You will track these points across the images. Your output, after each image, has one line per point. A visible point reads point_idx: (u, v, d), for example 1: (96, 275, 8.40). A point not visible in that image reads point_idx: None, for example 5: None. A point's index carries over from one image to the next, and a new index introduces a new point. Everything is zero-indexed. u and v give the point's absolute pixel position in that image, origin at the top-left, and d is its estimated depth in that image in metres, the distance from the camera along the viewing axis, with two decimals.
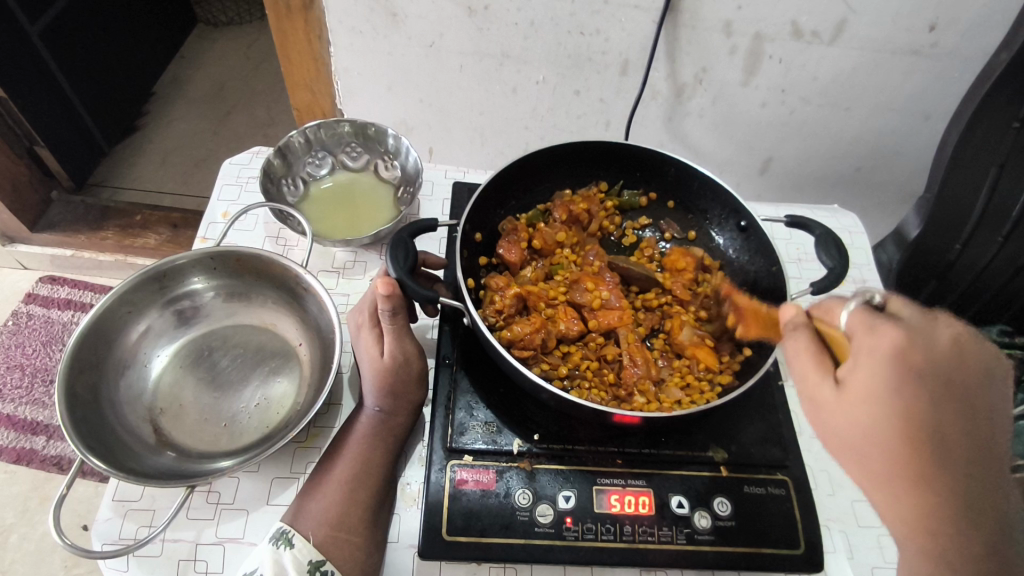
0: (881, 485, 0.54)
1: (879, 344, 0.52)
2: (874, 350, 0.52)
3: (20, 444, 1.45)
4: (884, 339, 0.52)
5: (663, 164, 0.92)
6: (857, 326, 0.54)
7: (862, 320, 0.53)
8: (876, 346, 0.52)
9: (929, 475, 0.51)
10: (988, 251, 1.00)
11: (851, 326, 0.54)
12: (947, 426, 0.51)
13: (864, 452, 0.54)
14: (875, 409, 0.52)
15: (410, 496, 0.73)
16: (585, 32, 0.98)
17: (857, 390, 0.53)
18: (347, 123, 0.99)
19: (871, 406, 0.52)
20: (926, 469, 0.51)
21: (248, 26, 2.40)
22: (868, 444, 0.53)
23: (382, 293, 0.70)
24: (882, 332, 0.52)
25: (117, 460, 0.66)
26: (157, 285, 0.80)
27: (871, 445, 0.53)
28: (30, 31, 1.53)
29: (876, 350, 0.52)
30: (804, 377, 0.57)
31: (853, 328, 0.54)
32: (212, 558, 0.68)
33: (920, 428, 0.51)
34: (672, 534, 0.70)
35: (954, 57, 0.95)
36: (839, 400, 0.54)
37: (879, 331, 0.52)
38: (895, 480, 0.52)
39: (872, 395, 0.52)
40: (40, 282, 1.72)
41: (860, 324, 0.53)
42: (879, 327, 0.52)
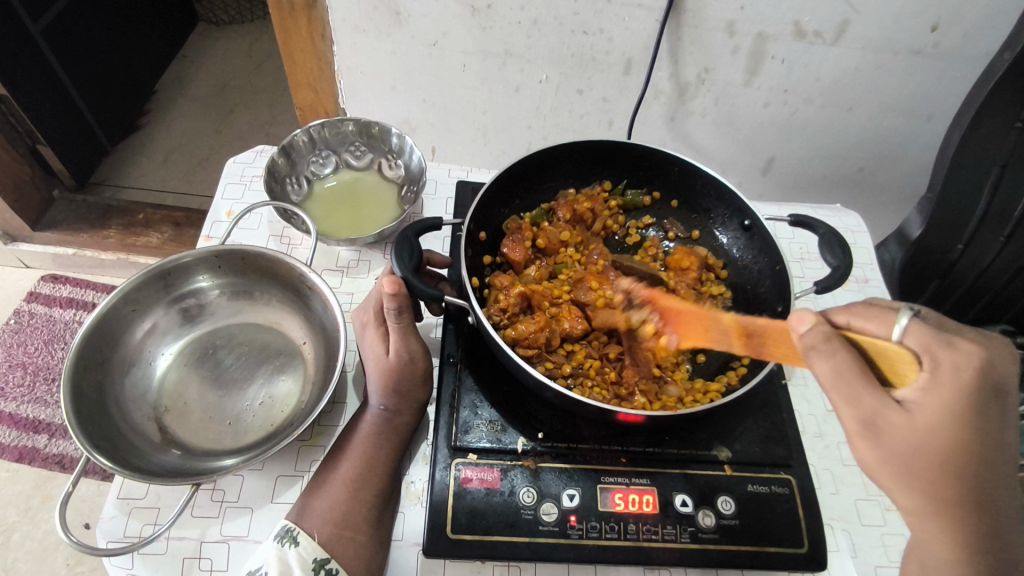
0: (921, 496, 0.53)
1: (961, 363, 0.50)
2: (956, 369, 0.50)
3: (23, 442, 1.46)
4: (962, 358, 0.51)
5: (666, 163, 0.92)
6: (922, 342, 0.52)
7: (924, 335, 0.52)
8: (960, 366, 0.50)
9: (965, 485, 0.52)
10: (989, 251, 1.00)
11: (913, 343, 0.52)
12: (995, 441, 0.52)
13: (918, 470, 0.52)
14: (948, 430, 0.50)
15: (414, 495, 0.73)
16: (588, 31, 0.98)
17: (930, 411, 0.51)
18: (351, 121, 0.99)
19: (946, 428, 0.50)
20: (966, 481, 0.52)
21: (249, 25, 2.40)
22: (931, 462, 0.52)
23: (387, 291, 0.70)
24: (961, 350, 0.51)
25: (122, 458, 0.66)
26: (162, 284, 0.81)
27: (932, 462, 0.51)
28: (32, 30, 1.53)
29: (959, 368, 0.50)
30: (851, 398, 0.52)
31: (920, 345, 0.52)
32: (217, 556, 0.68)
33: (976, 444, 0.51)
34: (676, 533, 0.70)
35: (957, 57, 0.95)
36: (910, 421, 0.51)
37: (956, 348, 0.51)
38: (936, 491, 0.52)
39: (947, 416, 0.50)
40: (42, 280, 1.73)
41: (927, 340, 0.52)
42: (954, 345, 0.51)
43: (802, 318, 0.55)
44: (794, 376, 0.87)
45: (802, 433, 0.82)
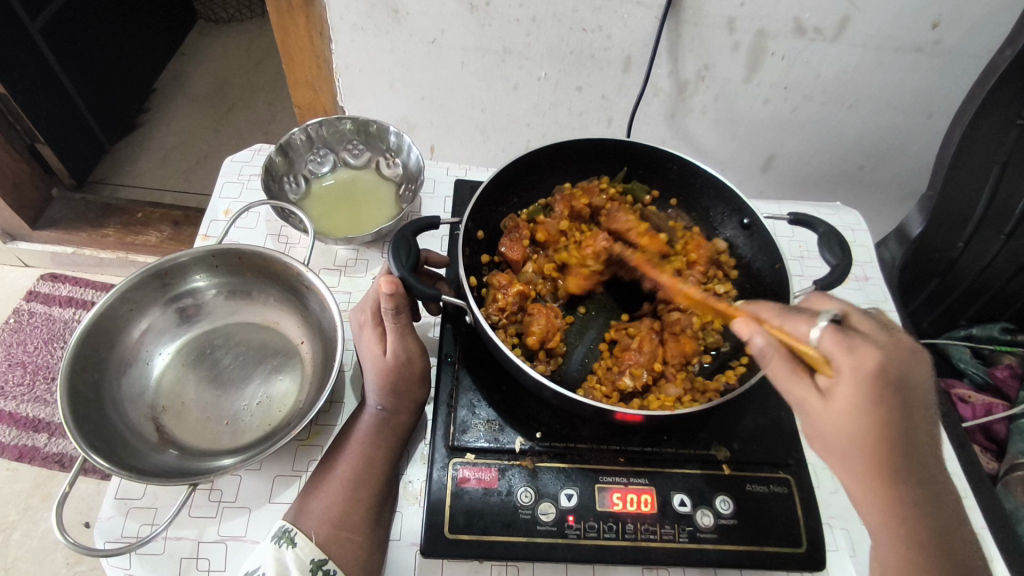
0: (856, 478, 0.57)
1: (862, 364, 0.53)
2: (856, 372, 0.53)
3: (22, 441, 1.46)
4: (864, 359, 0.53)
5: (665, 160, 0.91)
6: (834, 346, 0.54)
7: (836, 340, 0.54)
8: (860, 367, 0.53)
9: (893, 469, 0.55)
10: (990, 249, 1.00)
11: (826, 347, 0.55)
12: (909, 429, 0.54)
13: (843, 453, 0.56)
14: (859, 421, 0.54)
15: (412, 494, 0.73)
16: (587, 29, 0.98)
17: (842, 405, 0.54)
18: (348, 120, 0.99)
19: (858, 416, 0.54)
20: (894, 465, 0.55)
21: (248, 22, 2.39)
22: (850, 449, 0.55)
23: (385, 291, 0.69)
24: (862, 353, 0.53)
25: (119, 458, 0.66)
26: (159, 282, 0.80)
27: (852, 450, 0.55)
28: (30, 28, 1.53)
29: (859, 369, 0.53)
30: (788, 390, 0.58)
31: (830, 350, 0.54)
32: (215, 556, 0.68)
33: (893, 435, 0.54)
34: (674, 532, 0.70)
35: (958, 54, 0.94)
36: (824, 411, 0.55)
37: (858, 351, 0.53)
38: (867, 474, 0.56)
39: (854, 409, 0.54)
40: (41, 279, 1.72)
41: (836, 344, 0.54)
42: (857, 347, 0.53)
43: (745, 325, 0.59)
44: None
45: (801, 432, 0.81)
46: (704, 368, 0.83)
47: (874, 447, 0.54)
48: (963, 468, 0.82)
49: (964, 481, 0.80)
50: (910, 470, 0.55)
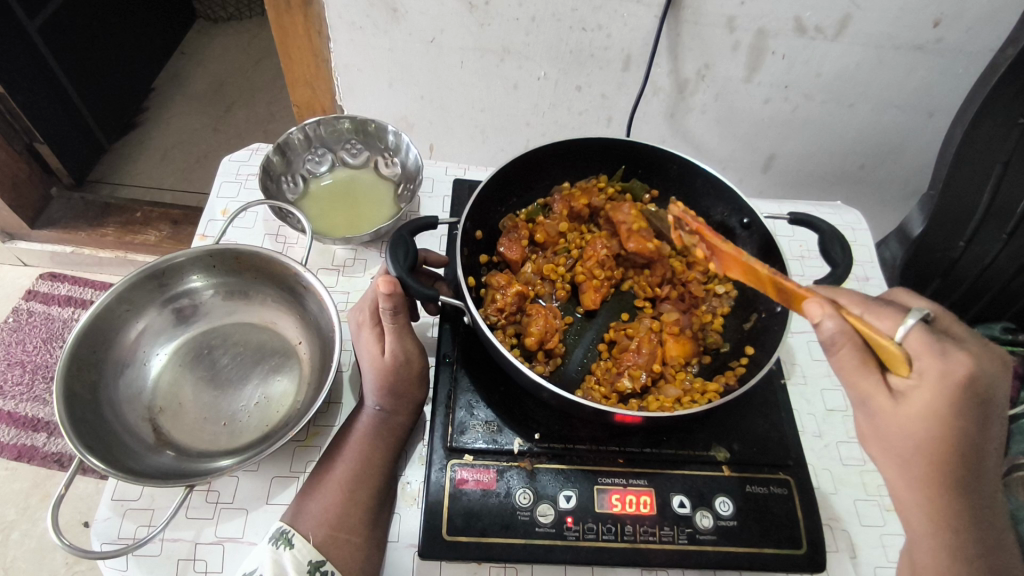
0: (906, 474, 0.59)
1: (951, 370, 0.54)
2: (943, 377, 0.54)
3: (21, 441, 1.45)
4: (954, 365, 0.54)
5: (663, 160, 0.91)
6: (919, 347, 0.55)
7: (923, 341, 0.55)
8: (949, 373, 0.54)
9: (949, 471, 0.57)
10: (992, 248, 1.00)
11: (912, 346, 0.55)
12: (977, 439, 0.56)
13: (902, 451, 0.58)
14: (929, 425, 0.55)
15: (409, 496, 0.72)
16: (587, 28, 0.97)
17: (917, 406, 0.55)
18: (346, 119, 0.99)
19: (932, 421, 0.55)
20: (951, 468, 0.57)
21: (247, 21, 2.39)
22: (912, 448, 0.57)
23: (382, 291, 0.69)
24: (953, 360, 0.54)
25: (115, 460, 0.66)
26: (155, 283, 0.80)
27: (914, 450, 0.57)
28: (28, 27, 1.52)
29: (947, 376, 0.54)
30: (852, 382, 0.57)
31: (915, 350, 0.55)
32: (212, 557, 0.68)
33: (957, 440, 0.55)
34: (674, 534, 0.70)
35: (960, 53, 0.94)
36: (895, 411, 0.56)
37: (949, 357, 0.54)
38: (921, 473, 0.58)
39: (929, 412, 0.55)
40: (39, 279, 1.72)
41: (923, 346, 0.55)
42: (948, 354, 0.54)
43: (819, 309, 0.57)
44: (794, 375, 0.86)
45: (801, 433, 0.81)
46: (704, 369, 0.83)
47: (935, 449, 0.56)
48: None
49: None
50: (967, 475, 0.57)
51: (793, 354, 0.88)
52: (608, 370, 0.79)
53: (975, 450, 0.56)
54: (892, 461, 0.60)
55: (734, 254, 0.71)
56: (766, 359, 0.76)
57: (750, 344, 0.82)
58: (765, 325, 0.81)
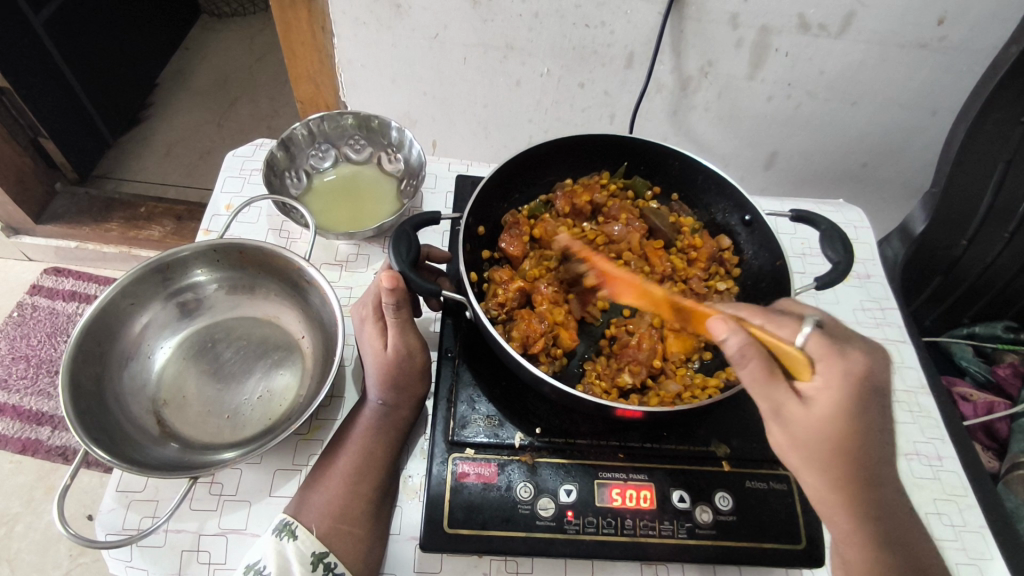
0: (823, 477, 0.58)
1: (851, 369, 0.55)
2: (846, 377, 0.54)
3: (26, 434, 1.47)
4: (852, 364, 0.55)
5: (666, 157, 0.91)
6: (821, 349, 0.56)
7: (823, 345, 0.56)
8: (849, 371, 0.55)
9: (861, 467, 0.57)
10: (994, 246, 1.00)
11: (814, 350, 0.56)
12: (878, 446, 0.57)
13: (819, 456, 0.56)
14: (840, 425, 0.55)
15: (411, 489, 0.73)
16: (590, 24, 0.97)
17: (824, 408, 0.55)
18: (350, 115, 1.00)
19: (841, 423, 0.55)
20: (863, 462, 0.57)
21: (251, 17, 2.39)
22: (827, 451, 0.56)
23: (386, 286, 0.69)
24: (850, 357, 0.55)
25: (121, 452, 0.67)
26: (160, 277, 0.80)
27: (819, 456, 0.56)
28: (34, 23, 1.52)
29: (847, 376, 0.55)
30: (765, 394, 0.57)
31: (817, 353, 0.56)
32: (215, 548, 0.69)
33: (868, 437, 0.56)
34: (674, 528, 0.70)
35: (964, 50, 0.94)
36: (807, 415, 0.56)
37: (847, 357, 0.55)
38: (838, 473, 0.57)
39: (834, 413, 0.55)
40: (45, 273, 1.73)
41: (821, 348, 0.56)
42: (844, 352, 0.56)
43: (723, 325, 0.57)
44: None
45: None
46: (704, 365, 0.83)
47: (846, 447, 0.56)
48: (962, 466, 0.82)
49: (964, 478, 0.81)
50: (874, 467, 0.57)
51: None
52: (607, 367, 0.79)
53: (880, 443, 0.57)
54: (810, 468, 0.58)
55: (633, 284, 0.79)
56: None
57: None
58: None
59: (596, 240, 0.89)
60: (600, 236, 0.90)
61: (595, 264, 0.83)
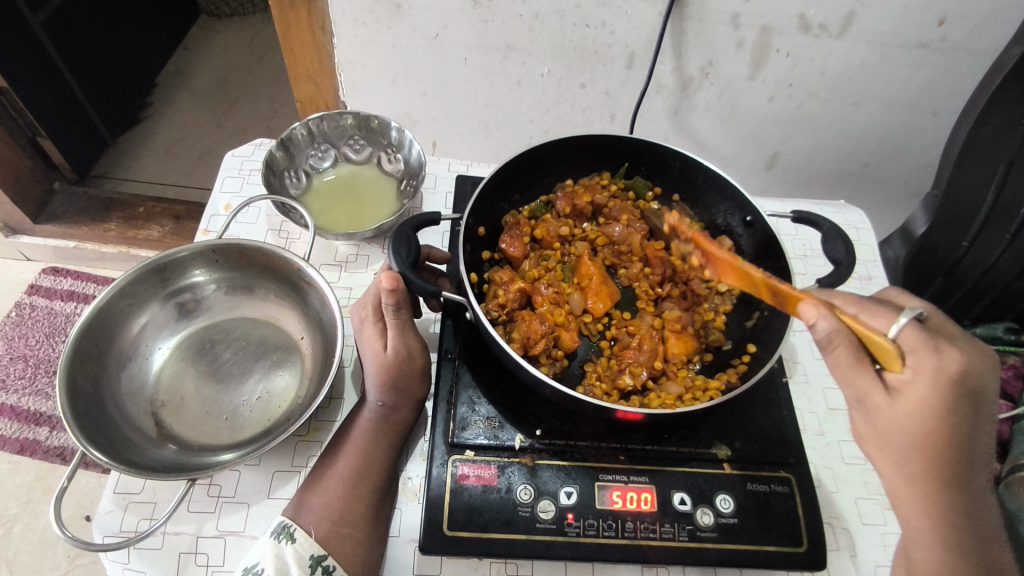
0: (903, 470, 0.58)
1: (944, 367, 0.53)
2: (937, 374, 0.53)
3: (23, 435, 1.46)
4: (947, 362, 0.53)
5: (667, 157, 0.91)
6: (913, 343, 0.54)
7: (917, 338, 0.54)
8: (942, 368, 0.53)
9: (947, 466, 0.56)
10: (995, 248, 0.99)
11: (906, 343, 0.54)
12: (968, 446, 0.56)
13: (898, 449, 0.57)
14: (925, 420, 0.54)
15: (411, 491, 0.73)
16: (590, 25, 0.97)
17: (911, 402, 0.54)
18: (350, 115, 0.99)
19: (929, 419, 0.54)
20: (947, 462, 0.56)
21: (251, 17, 2.38)
22: (908, 444, 0.56)
23: (386, 287, 0.69)
24: (946, 355, 0.53)
25: (118, 454, 0.66)
26: (159, 277, 0.80)
27: (903, 449, 0.56)
28: (32, 22, 1.52)
29: (940, 372, 0.53)
30: (848, 380, 0.56)
31: (909, 345, 0.54)
32: (213, 551, 0.68)
33: (953, 436, 0.55)
34: (674, 531, 0.70)
35: (965, 51, 0.93)
36: (892, 407, 0.55)
37: (943, 353, 0.53)
38: (919, 468, 0.57)
39: (925, 408, 0.54)
40: (43, 273, 1.72)
41: (917, 341, 0.54)
42: (940, 349, 0.54)
43: (813, 310, 0.56)
44: (795, 373, 0.86)
45: (802, 430, 0.81)
46: (706, 366, 0.83)
47: (930, 443, 0.55)
48: None
49: None
50: (961, 466, 0.57)
51: (796, 352, 0.89)
52: (608, 368, 0.79)
53: (971, 442, 0.56)
54: (887, 457, 0.58)
55: (729, 261, 0.72)
56: (768, 356, 0.76)
57: (752, 342, 0.82)
58: (766, 322, 0.81)
59: (597, 240, 0.90)
60: (601, 237, 0.90)
61: (705, 246, 0.76)
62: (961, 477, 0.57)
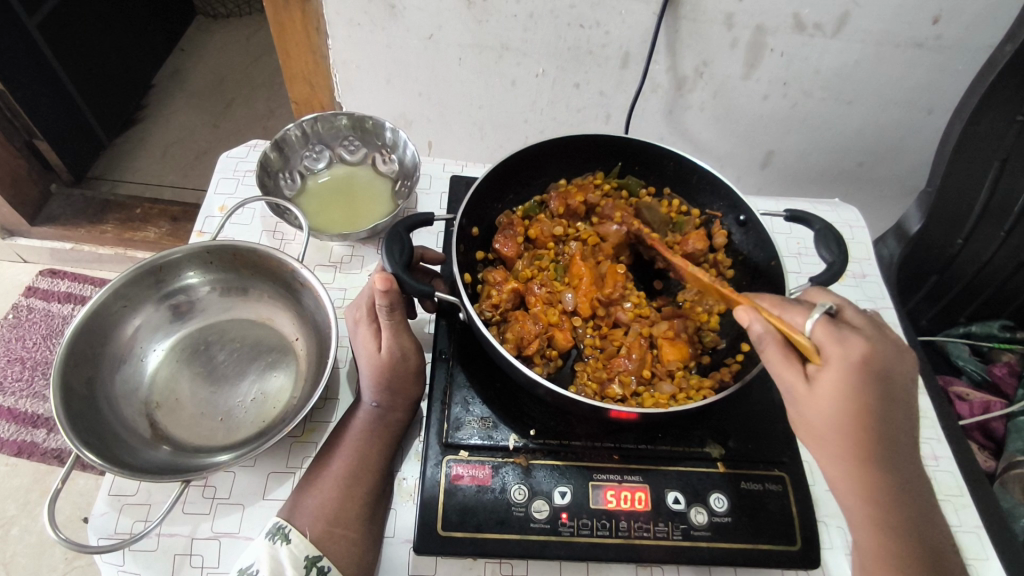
0: (829, 454, 0.59)
1: (850, 355, 0.56)
2: (844, 359, 0.56)
3: (21, 437, 1.46)
4: (853, 348, 0.57)
5: (660, 156, 0.91)
6: (825, 335, 0.58)
7: (827, 329, 0.58)
8: (849, 354, 0.56)
9: (872, 447, 0.58)
10: (990, 246, 0.99)
11: (819, 335, 0.58)
12: (889, 430, 0.58)
13: (826, 437, 0.59)
14: (841, 404, 0.57)
15: (405, 491, 0.73)
16: (585, 25, 0.97)
17: (828, 388, 0.57)
18: (344, 116, 1.00)
19: (844, 403, 0.57)
20: (873, 449, 0.58)
21: (247, 18, 2.38)
22: (831, 430, 0.58)
23: (379, 288, 0.69)
24: (851, 341, 0.57)
25: (113, 456, 0.66)
26: (152, 280, 0.80)
27: (830, 436, 0.58)
28: (27, 24, 1.52)
29: (847, 358, 0.56)
30: (777, 374, 0.60)
31: (822, 337, 0.58)
32: (208, 552, 0.68)
33: (872, 418, 0.57)
34: (669, 530, 0.70)
35: (959, 50, 0.93)
36: (812, 397, 0.58)
37: (848, 341, 0.57)
38: (842, 450, 0.58)
39: (840, 393, 0.57)
40: (40, 275, 1.72)
41: (828, 334, 0.58)
42: (846, 337, 0.57)
43: (748, 312, 0.61)
44: None
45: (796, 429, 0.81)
46: (700, 367, 0.82)
47: (849, 428, 0.57)
48: (958, 466, 0.82)
49: (960, 478, 0.80)
50: (887, 447, 0.58)
51: None
52: (599, 368, 0.79)
53: (889, 424, 0.58)
54: (818, 447, 0.60)
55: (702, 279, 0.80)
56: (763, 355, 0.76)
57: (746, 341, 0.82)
58: None
59: (590, 240, 0.89)
60: (593, 236, 0.89)
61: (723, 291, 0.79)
62: (888, 458, 0.58)
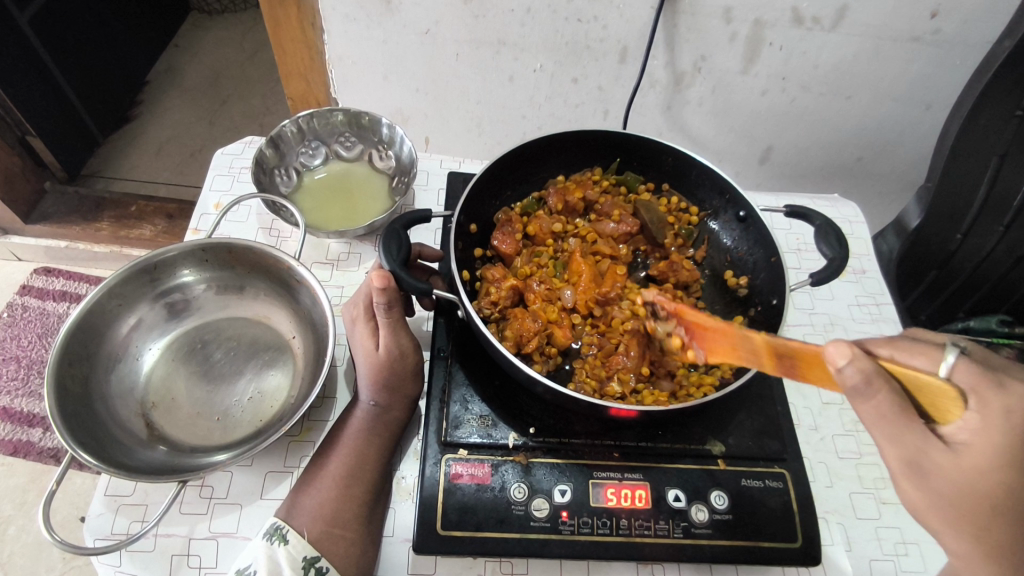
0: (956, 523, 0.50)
1: (1014, 408, 0.46)
2: (1005, 416, 0.46)
3: (17, 436, 1.45)
4: (1016, 402, 0.46)
5: (658, 152, 0.90)
6: (972, 382, 0.47)
7: (974, 376, 0.47)
8: (1011, 411, 0.46)
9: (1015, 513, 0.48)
10: (989, 240, 0.98)
11: (962, 382, 0.47)
12: None
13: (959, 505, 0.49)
14: (995, 471, 0.47)
15: (404, 490, 0.72)
16: (583, 19, 0.96)
17: (978, 452, 0.47)
18: (340, 111, 0.98)
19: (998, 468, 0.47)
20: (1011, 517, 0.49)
21: (242, 13, 2.36)
22: (969, 498, 0.48)
23: (377, 285, 0.68)
24: (1013, 392, 0.46)
25: (108, 456, 0.65)
26: (146, 278, 0.79)
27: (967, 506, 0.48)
28: (20, 21, 1.50)
29: (1009, 414, 0.46)
30: (895, 438, 0.48)
31: (968, 385, 0.47)
32: (206, 552, 0.68)
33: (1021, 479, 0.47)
34: (669, 528, 0.70)
35: (958, 43, 0.93)
36: (956, 460, 0.47)
37: (1010, 391, 0.46)
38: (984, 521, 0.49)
39: (995, 457, 0.46)
40: (35, 273, 1.71)
41: (975, 381, 0.47)
42: (1007, 387, 0.46)
43: (843, 350, 0.47)
44: None
45: (796, 425, 0.81)
46: None
47: (995, 496, 0.48)
48: None
49: None
50: None
51: None
52: (598, 366, 0.79)
53: None
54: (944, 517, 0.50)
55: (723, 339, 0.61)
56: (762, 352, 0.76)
57: None
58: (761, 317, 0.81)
59: (588, 236, 0.89)
60: (592, 233, 0.89)
61: (687, 318, 0.67)
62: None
